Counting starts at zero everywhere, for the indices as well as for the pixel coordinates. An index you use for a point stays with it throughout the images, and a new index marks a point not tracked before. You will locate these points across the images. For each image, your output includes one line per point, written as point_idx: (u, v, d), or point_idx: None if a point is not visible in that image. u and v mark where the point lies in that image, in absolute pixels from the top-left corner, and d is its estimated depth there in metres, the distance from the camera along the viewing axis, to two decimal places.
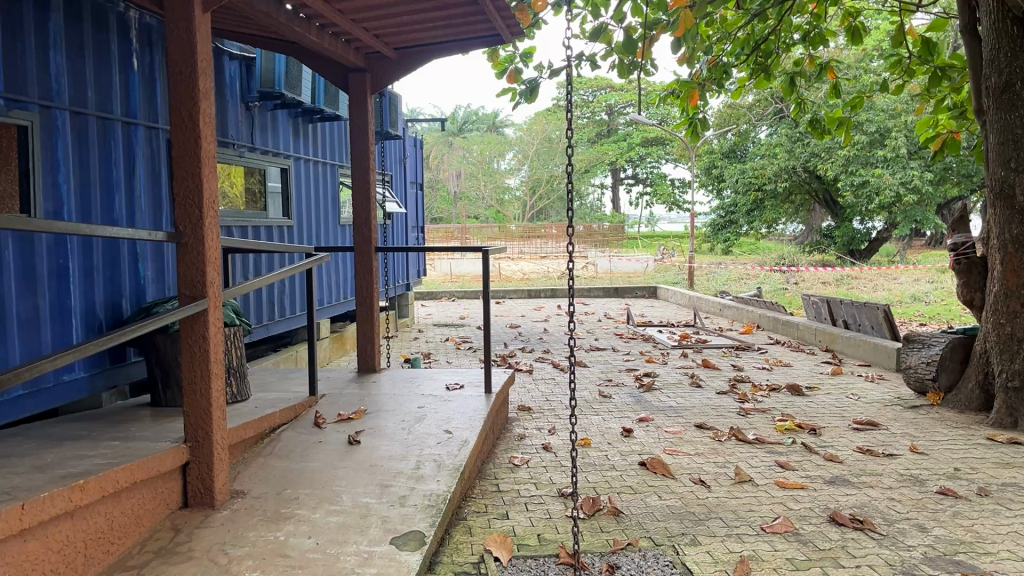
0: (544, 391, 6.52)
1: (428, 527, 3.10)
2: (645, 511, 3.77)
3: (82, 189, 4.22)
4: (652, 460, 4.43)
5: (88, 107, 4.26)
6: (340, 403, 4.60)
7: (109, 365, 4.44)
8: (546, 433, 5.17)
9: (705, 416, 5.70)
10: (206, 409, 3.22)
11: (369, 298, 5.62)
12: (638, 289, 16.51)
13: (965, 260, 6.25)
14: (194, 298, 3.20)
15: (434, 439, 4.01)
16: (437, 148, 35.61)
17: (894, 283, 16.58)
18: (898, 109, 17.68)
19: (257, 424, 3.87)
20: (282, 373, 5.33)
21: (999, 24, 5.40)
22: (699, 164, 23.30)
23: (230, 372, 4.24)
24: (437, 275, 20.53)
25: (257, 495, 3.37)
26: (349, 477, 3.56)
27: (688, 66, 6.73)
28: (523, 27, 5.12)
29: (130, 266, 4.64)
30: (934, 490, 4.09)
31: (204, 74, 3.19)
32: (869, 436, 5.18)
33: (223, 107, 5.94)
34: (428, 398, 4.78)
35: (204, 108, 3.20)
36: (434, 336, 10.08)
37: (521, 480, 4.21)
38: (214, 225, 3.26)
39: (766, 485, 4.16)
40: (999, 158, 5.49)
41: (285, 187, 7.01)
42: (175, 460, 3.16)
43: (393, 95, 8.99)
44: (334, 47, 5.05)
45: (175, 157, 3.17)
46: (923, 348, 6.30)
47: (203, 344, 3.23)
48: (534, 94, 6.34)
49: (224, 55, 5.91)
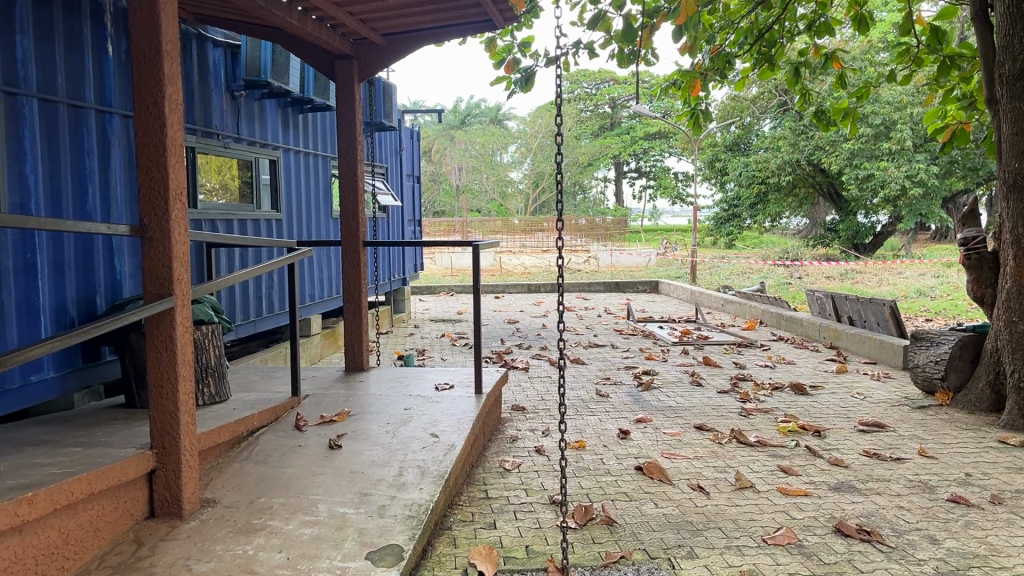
0: (540, 390, 6.33)
1: (407, 541, 2.91)
2: (640, 520, 3.57)
3: (51, 180, 4.02)
4: (649, 465, 4.24)
5: (58, 94, 4.07)
6: (322, 405, 4.41)
7: (82, 365, 4.26)
8: (539, 435, 4.98)
9: (706, 417, 5.51)
10: (173, 414, 3.02)
11: (357, 295, 5.41)
12: (639, 284, 16.29)
13: (976, 255, 6.03)
14: (159, 296, 2.99)
15: (418, 444, 3.82)
16: (439, 141, 35.32)
17: (899, 278, 16.40)
18: (904, 100, 17.38)
19: (232, 427, 3.68)
20: (266, 371, 5.13)
21: (1013, 9, 5.16)
22: (703, 157, 23.12)
23: (207, 372, 4.06)
24: (438, 270, 20.30)
25: (228, 505, 3.18)
26: (327, 485, 3.37)
27: (690, 56, 6.52)
28: (516, 13, 4.97)
29: (105, 261, 4.45)
30: (945, 497, 3.89)
31: (171, 57, 2.98)
32: (876, 438, 4.98)
33: (207, 96, 5.73)
34: (415, 399, 4.58)
35: (170, 94, 2.97)
36: (430, 331, 9.89)
37: (511, 486, 4.02)
38: (181, 219, 3.05)
39: (768, 492, 3.97)
40: (1013, 149, 5.26)
41: (274, 179, 6.80)
42: (139, 468, 2.96)
43: (387, 84, 8.77)
44: (318, 33, 4.83)
45: (139, 144, 2.95)
46: (931, 347, 6.04)
47: (170, 345, 3.02)
48: (530, 83, 6.16)
49: (208, 42, 5.70)
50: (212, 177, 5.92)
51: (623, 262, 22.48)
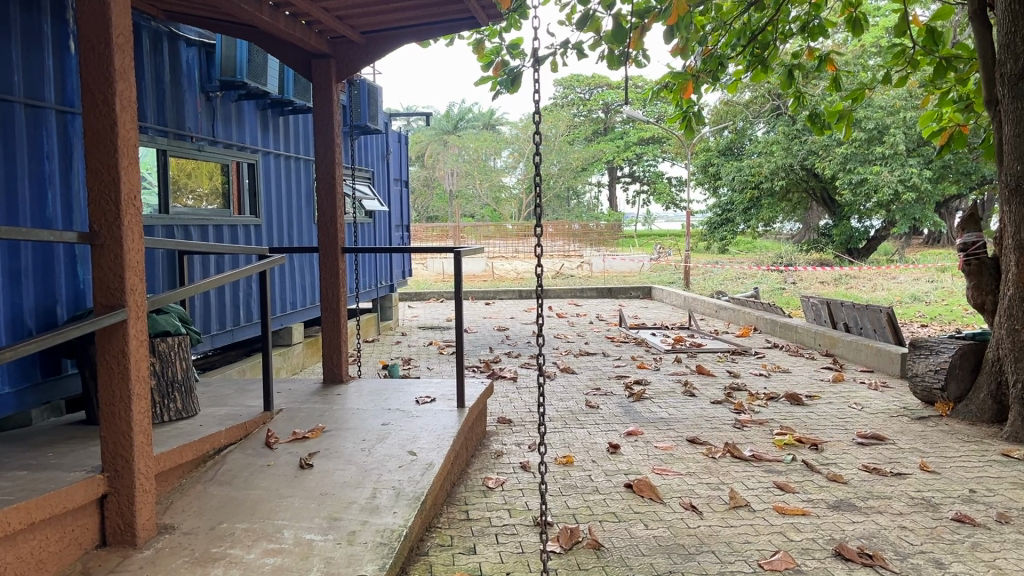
0: (527, 401, 6.12)
1: (376, 571, 2.70)
2: (629, 543, 3.37)
3: (6, 183, 3.82)
4: (639, 482, 4.03)
5: (14, 94, 3.87)
6: (296, 420, 4.20)
7: (41, 379, 4.06)
8: (525, 451, 4.77)
9: (698, 429, 5.31)
10: (125, 433, 2.80)
11: (335, 303, 5.21)
12: (632, 290, 16.09)
13: (975, 261, 5.84)
14: (111, 307, 2.77)
15: (394, 462, 3.61)
16: (432, 146, 35.06)
17: (893, 283, 16.26)
18: (897, 105, 17.28)
19: (196, 446, 3.46)
20: (241, 384, 4.91)
21: (1015, 6, 4.99)
22: (695, 162, 22.97)
23: (172, 386, 3.86)
24: (429, 275, 20.09)
25: (186, 532, 2.96)
26: (294, 509, 3.16)
27: (680, 57, 6.29)
28: (500, 9, 4.80)
29: (66, 269, 4.26)
30: (948, 516, 3.70)
31: (122, 52, 2.77)
32: (875, 452, 4.80)
33: (179, 97, 5.53)
34: (393, 413, 4.38)
35: (122, 91, 2.76)
36: (417, 340, 9.67)
37: (494, 506, 3.82)
38: (135, 224, 2.84)
39: (763, 511, 3.76)
40: (1015, 151, 5.07)
41: (252, 183, 6.60)
42: (88, 493, 2.75)
43: (372, 86, 8.58)
44: (292, 30, 4.62)
45: (88, 144, 2.74)
46: (930, 355, 5.84)
47: (122, 360, 2.79)
48: (515, 85, 5.97)
49: (180, 41, 5.50)
50: (206, 182, 5.96)
51: (616, 268, 22.28)
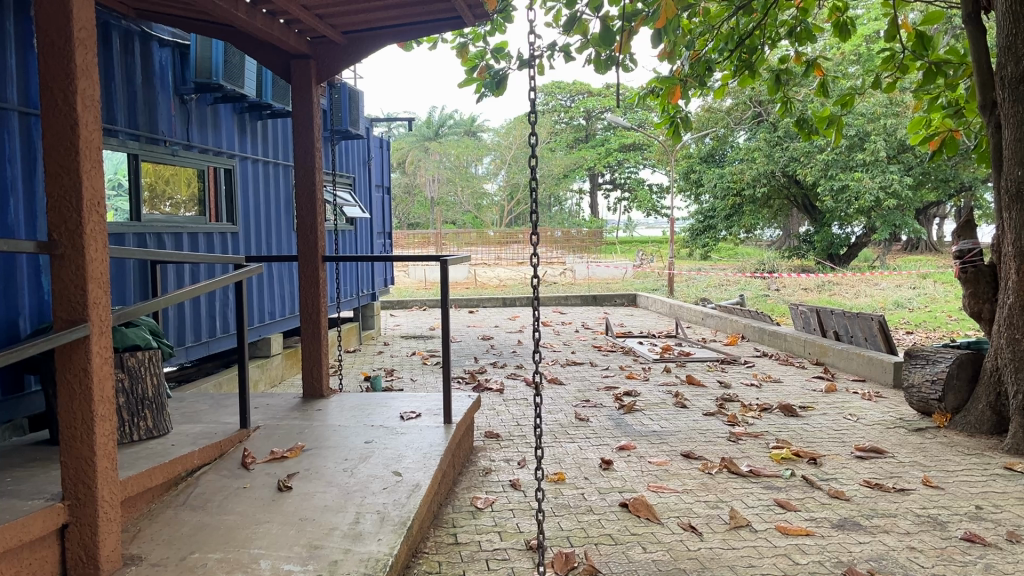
0: (515, 414, 5.93)
1: None
2: (628, 569, 3.19)
3: None
4: (635, 502, 3.86)
5: None
6: (274, 438, 3.99)
7: (3, 398, 3.89)
8: (514, 467, 4.59)
9: (692, 442, 5.15)
10: (89, 459, 2.58)
11: (315, 314, 4.99)
12: (616, 297, 15.92)
13: (971, 269, 5.73)
14: (72, 323, 2.55)
15: (378, 484, 3.42)
16: (412, 152, 34.72)
17: (876, 289, 16.21)
18: (878, 112, 17.30)
19: (167, 468, 3.25)
20: (217, 399, 4.69)
21: (1015, 7, 4.88)
22: (677, 169, 22.89)
23: (143, 403, 3.65)
24: (410, 283, 19.83)
25: (154, 563, 2.74)
26: (272, 536, 2.95)
27: (667, 60, 6.10)
28: (487, 9, 4.64)
29: (30, 281, 4.05)
30: (958, 536, 3.55)
31: (84, 47, 2.56)
32: (875, 466, 4.65)
33: (152, 99, 5.31)
34: (377, 430, 4.18)
35: (83, 89, 2.55)
36: (400, 350, 9.45)
37: (484, 528, 3.63)
38: (98, 231, 2.63)
39: (765, 531, 3.60)
40: (1015, 156, 4.94)
41: (228, 190, 6.37)
42: (47, 523, 2.52)
43: (354, 90, 8.38)
44: (271, 29, 4.41)
45: (48, 146, 2.52)
46: (927, 365, 5.73)
47: (84, 381, 2.56)
48: (500, 87, 5.80)
49: (153, 41, 5.29)
50: (184, 189, 5.79)
51: (598, 275, 22.11)
